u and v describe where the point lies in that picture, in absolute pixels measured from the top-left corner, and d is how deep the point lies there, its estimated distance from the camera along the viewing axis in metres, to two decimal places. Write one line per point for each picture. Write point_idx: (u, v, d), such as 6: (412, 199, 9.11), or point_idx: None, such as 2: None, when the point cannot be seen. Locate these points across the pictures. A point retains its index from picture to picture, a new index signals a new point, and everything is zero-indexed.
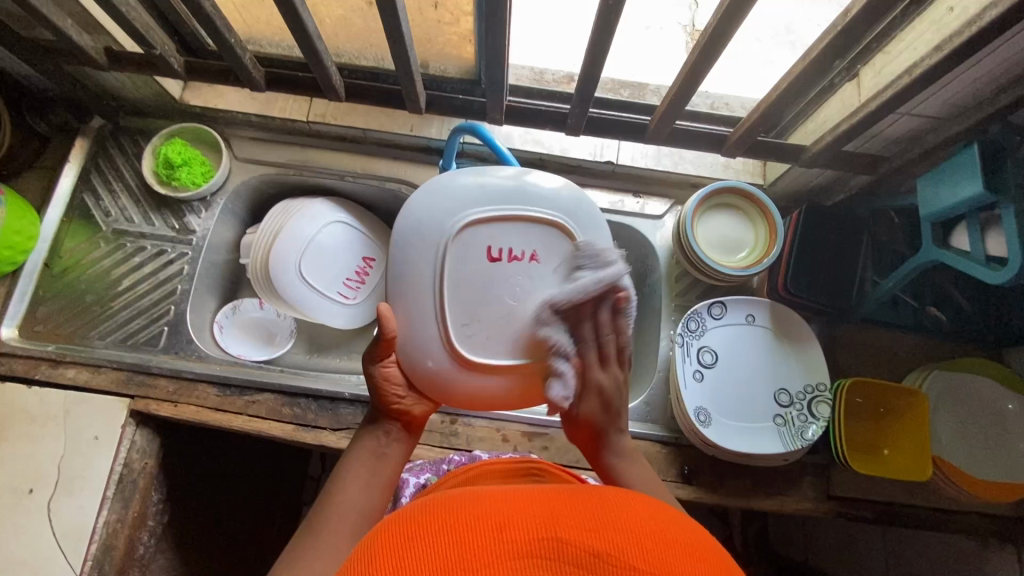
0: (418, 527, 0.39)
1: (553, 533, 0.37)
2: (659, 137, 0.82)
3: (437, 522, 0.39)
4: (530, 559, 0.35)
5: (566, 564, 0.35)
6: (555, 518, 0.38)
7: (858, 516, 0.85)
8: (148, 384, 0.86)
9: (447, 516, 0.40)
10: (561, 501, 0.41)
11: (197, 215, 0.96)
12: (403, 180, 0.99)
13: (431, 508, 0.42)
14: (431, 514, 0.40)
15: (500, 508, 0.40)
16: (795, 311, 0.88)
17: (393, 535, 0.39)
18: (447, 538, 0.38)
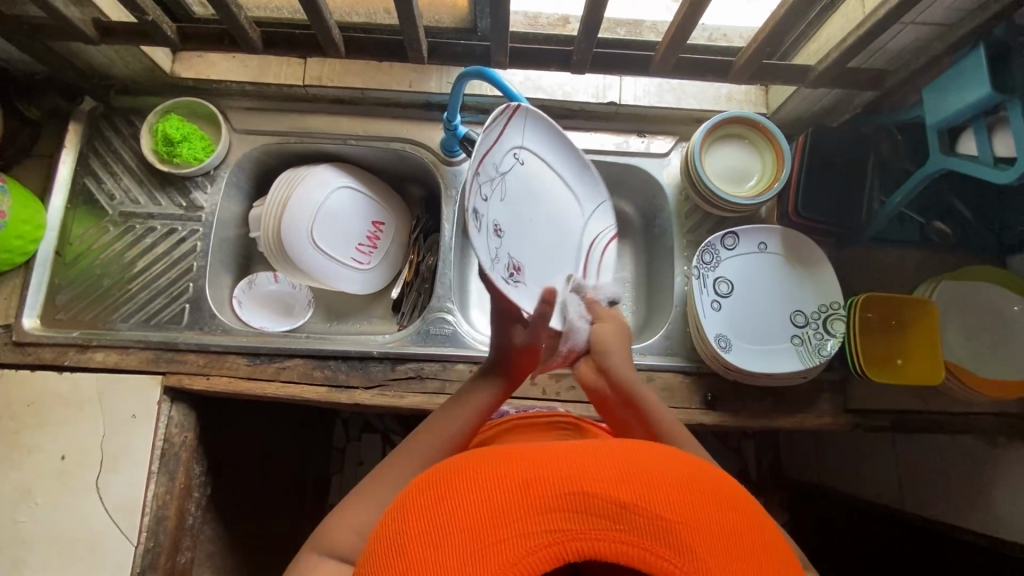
0: (447, 482, 0.41)
1: (579, 486, 0.38)
2: (665, 70, 0.80)
3: (467, 478, 0.40)
4: (559, 513, 0.37)
5: (592, 518, 0.37)
6: (579, 469, 0.40)
7: (875, 426, 0.89)
8: (178, 360, 0.87)
9: (475, 470, 0.41)
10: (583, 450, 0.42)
11: (202, 190, 0.96)
12: (406, 139, 0.98)
13: (459, 462, 0.43)
14: (453, 474, 0.42)
15: (528, 458, 0.41)
16: (807, 235, 0.90)
17: (421, 504, 0.40)
18: (478, 495, 0.39)
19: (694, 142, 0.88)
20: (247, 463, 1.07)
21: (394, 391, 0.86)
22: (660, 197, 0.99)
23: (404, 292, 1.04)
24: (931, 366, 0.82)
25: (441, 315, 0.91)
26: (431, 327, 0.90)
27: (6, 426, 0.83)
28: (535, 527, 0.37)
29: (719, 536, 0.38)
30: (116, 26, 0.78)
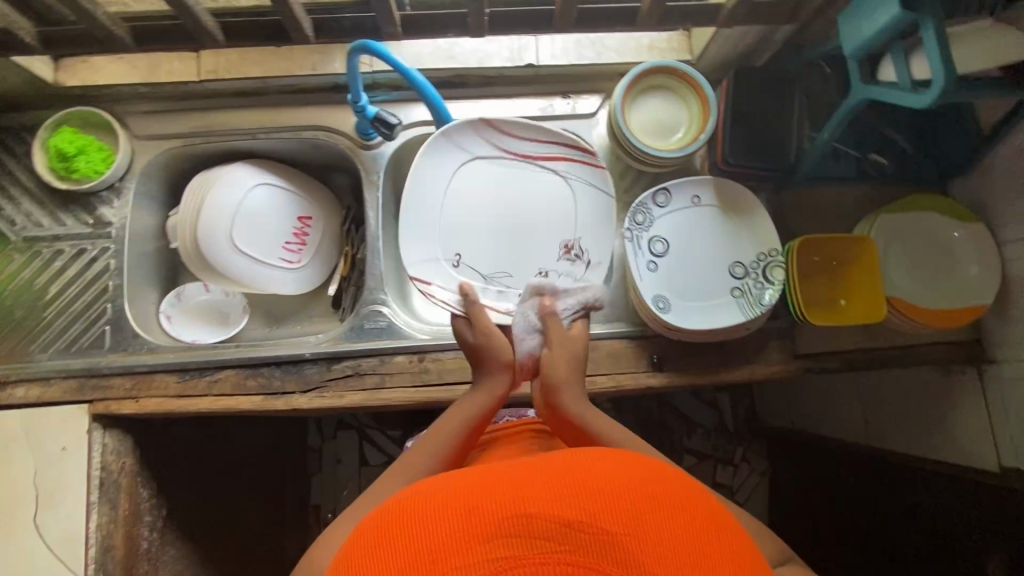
0: (388, 529, 0.40)
1: (522, 510, 0.38)
2: (570, 24, 0.74)
3: (408, 522, 0.40)
4: (504, 541, 0.37)
5: (540, 540, 0.37)
6: (522, 493, 0.40)
7: (828, 369, 0.88)
8: (104, 386, 0.83)
9: (415, 514, 0.40)
10: (524, 473, 0.43)
11: (109, 205, 0.90)
12: (318, 125, 0.93)
13: (400, 508, 0.42)
14: (393, 520, 0.41)
15: (471, 491, 0.41)
16: (741, 183, 0.87)
17: (364, 545, 0.40)
18: (419, 540, 0.38)
19: (615, 99, 0.84)
20: (205, 478, 1.04)
21: (333, 391, 0.83)
22: None
23: (342, 287, 1.00)
24: (873, 304, 0.80)
25: (376, 307, 0.88)
26: (364, 322, 0.87)
27: None
28: (479, 558, 0.36)
29: (665, 538, 0.39)
30: None
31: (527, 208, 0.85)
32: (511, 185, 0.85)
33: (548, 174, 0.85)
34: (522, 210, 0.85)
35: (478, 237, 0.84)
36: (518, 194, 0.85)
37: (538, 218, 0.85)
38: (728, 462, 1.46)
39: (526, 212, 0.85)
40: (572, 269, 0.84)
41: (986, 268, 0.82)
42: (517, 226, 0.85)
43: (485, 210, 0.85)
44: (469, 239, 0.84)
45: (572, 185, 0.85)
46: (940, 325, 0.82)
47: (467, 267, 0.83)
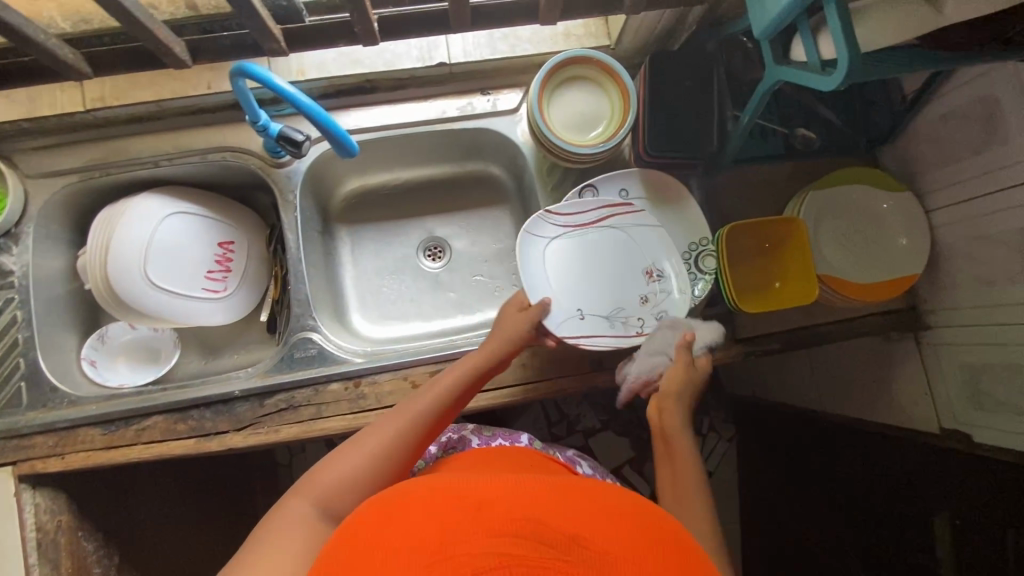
0: (395, 525, 0.42)
1: (528, 519, 0.40)
2: (466, 24, 0.69)
3: (415, 521, 0.42)
4: (507, 540, 0.38)
5: (544, 545, 0.38)
6: (527, 510, 0.42)
7: (768, 350, 0.88)
8: (25, 447, 0.79)
9: (423, 516, 0.42)
10: (528, 494, 0.45)
11: (8, 253, 0.84)
12: (224, 146, 0.87)
13: (405, 511, 0.44)
14: (399, 519, 0.43)
15: (477, 504, 0.43)
16: (667, 172, 0.85)
17: (375, 527, 0.43)
18: (427, 534, 0.40)
19: (531, 94, 0.81)
20: None
21: (267, 426, 0.81)
22: (519, 157, 0.92)
23: (274, 312, 0.97)
24: (805, 285, 0.80)
25: (305, 334, 0.85)
26: (295, 351, 0.84)
27: None
28: (482, 550, 0.38)
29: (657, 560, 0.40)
30: None
31: (614, 260, 0.82)
32: (597, 241, 0.82)
33: (625, 228, 0.82)
34: (609, 264, 0.81)
35: (594, 288, 0.80)
36: (605, 248, 0.81)
37: (621, 269, 0.81)
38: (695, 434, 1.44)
39: (612, 264, 0.81)
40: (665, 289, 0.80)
41: (914, 237, 0.83)
42: (610, 282, 0.81)
43: (570, 272, 0.80)
44: (568, 302, 0.79)
45: (637, 233, 0.82)
46: (876, 299, 0.82)
47: (593, 316, 0.79)
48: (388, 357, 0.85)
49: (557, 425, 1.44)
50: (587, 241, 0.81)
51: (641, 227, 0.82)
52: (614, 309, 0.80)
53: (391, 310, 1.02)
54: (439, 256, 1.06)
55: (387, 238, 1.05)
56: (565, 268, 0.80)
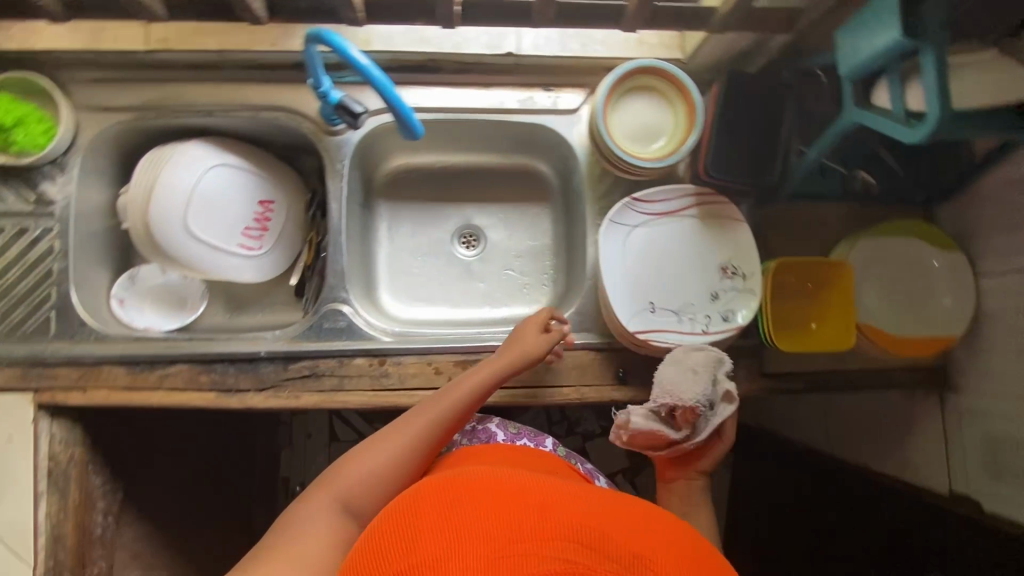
0: (479, 505, 0.48)
1: (597, 532, 0.47)
2: (550, 20, 0.68)
3: (498, 506, 0.48)
4: (578, 546, 0.44)
5: (609, 560, 0.44)
6: (596, 522, 0.48)
7: (791, 389, 0.87)
8: (50, 375, 0.80)
9: (505, 503, 0.48)
10: (592, 507, 0.51)
11: (53, 181, 0.84)
12: (279, 106, 0.86)
13: (487, 492, 0.50)
14: (481, 499, 0.49)
15: (551, 506, 0.49)
16: (724, 195, 0.83)
17: (457, 501, 0.49)
18: (510, 520, 0.46)
19: (597, 99, 0.79)
20: None
21: (287, 391, 0.81)
22: (571, 159, 0.91)
23: (305, 277, 0.97)
24: (844, 330, 0.79)
25: (336, 306, 0.85)
26: (324, 321, 0.84)
27: None
28: (556, 552, 0.43)
29: None
30: None
31: (686, 255, 0.82)
32: (673, 234, 0.82)
33: (704, 222, 0.82)
34: (681, 258, 0.82)
35: (666, 281, 0.81)
36: (680, 242, 0.82)
37: (692, 264, 0.82)
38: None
39: (684, 258, 0.82)
40: (737, 288, 0.81)
41: (960, 300, 0.82)
42: (681, 275, 0.81)
43: (645, 261, 0.81)
44: (640, 291, 0.80)
45: (713, 230, 0.82)
46: (912, 354, 0.81)
47: (664, 309, 0.80)
48: (415, 340, 0.85)
49: (557, 424, 1.45)
50: (665, 233, 0.82)
51: (716, 225, 0.82)
52: (676, 310, 0.80)
53: (420, 292, 1.03)
54: (474, 244, 1.05)
55: (426, 219, 1.05)
56: (640, 259, 0.81)
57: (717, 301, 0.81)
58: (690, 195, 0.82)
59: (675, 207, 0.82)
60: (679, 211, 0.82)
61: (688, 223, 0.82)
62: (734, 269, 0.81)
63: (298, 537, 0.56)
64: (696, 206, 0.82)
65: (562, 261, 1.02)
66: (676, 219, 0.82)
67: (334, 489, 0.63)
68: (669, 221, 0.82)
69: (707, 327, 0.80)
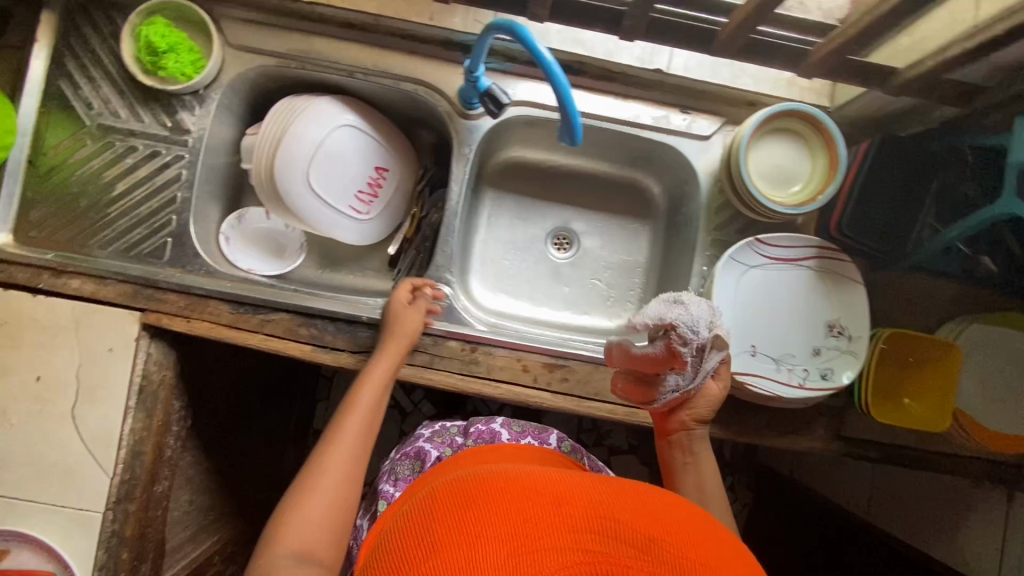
0: (480, 507, 0.47)
1: (608, 519, 0.46)
2: (730, 51, 0.67)
3: (498, 507, 0.46)
4: (588, 536, 0.43)
5: (624, 545, 0.43)
6: (602, 509, 0.47)
7: (865, 456, 0.87)
8: (158, 299, 0.82)
9: (502, 503, 0.47)
10: (597, 493, 0.50)
11: (191, 112, 0.86)
12: (420, 80, 0.86)
13: (483, 495, 0.48)
14: (479, 501, 0.47)
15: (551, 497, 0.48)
16: (848, 253, 0.82)
17: (457, 508, 0.48)
18: (511, 517, 0.45)
19: (744, 133, 0.78)
20: (229, 396, 1.06)
21: None
22: (691, 184, 0.91)
23: (403, 248, 0.99)
24: (940, 412, 0.79)
25: (438, 286, 0.87)
26: (425, 299, 0.86)
27: None
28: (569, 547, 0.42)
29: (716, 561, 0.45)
30: None
31: (795, 306, 0.82)
32: (786, 282, 0.82)
33: (819, 276, 0.81)
34: (790, 308, 0.82)
35: (770, 328, 0.81)
36: (791, 292, 0.82)
37: (799, 316, 0.81)
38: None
39: (793, 308, 0.82)
40: (841, 348, 0.80)
41: None
42: (786, 325, 0.81)
43: (753, 304, 0.81)
44: (743, 333, 0.81)
45: (828, 286, 0.81)
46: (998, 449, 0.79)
47: (764, 355, 0.80)
48: (508, 334, 0.86)
49: (587, 432, 1.46)
50: (777, 281, 0.81)
51: (830, 280, 0.81)
52: (775, 358, 0.81)
53: (506, 283, 1.03)
54: (567, 247, 1.05)
55: (524, 213, 1.05)
56: (750, 301, 0.81)
57: (818, 358, 0.80)
58: (813, 248, 0.81)
59: (795, 256, 0.81)
60: (798, 262, 0.81)
61: (803, 275, 0.81)
62: (842, 330, 0.80)
63: (282, 560, 0.54)
64: (815, 259, 0.81)
65: (652, 281, 1.02)
66: (793, 269, 0.81)
67: (315, 481, 0.61)
68: (785, 269, 0.81)
69: (805, 380, 0.79)
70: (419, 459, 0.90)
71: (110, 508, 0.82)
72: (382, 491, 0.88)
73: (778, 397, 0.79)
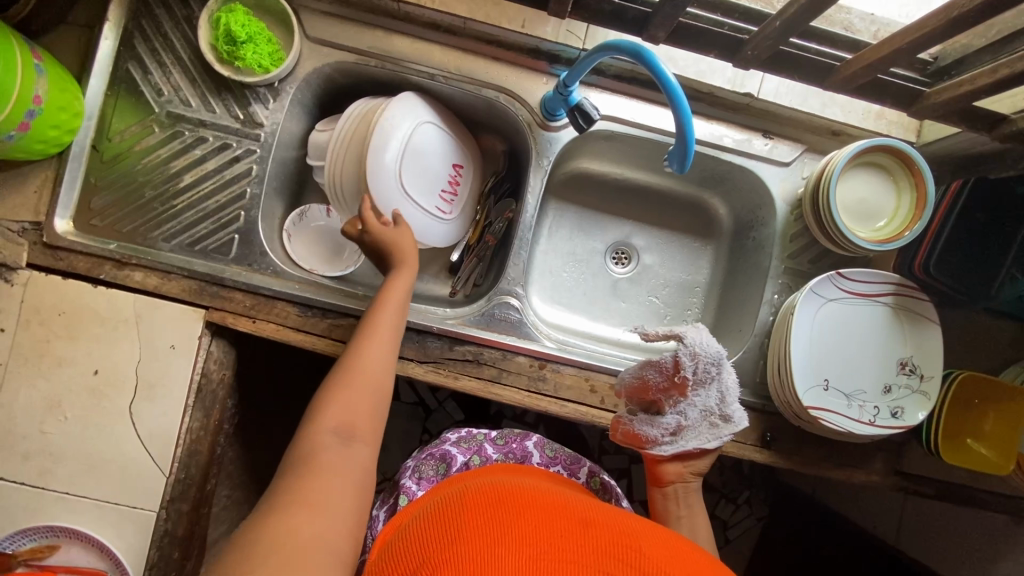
0: (499, 531, 0.53)
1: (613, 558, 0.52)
2: (844, 86, 0.66)
3: (514, 531, 0.53)
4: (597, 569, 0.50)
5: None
6: (610, 547, 0.53)
7: (920, 492, 0.88)
8: (223, 297, 0.80)
9: (517, 527, 0.54)
10: (607, 531, 0.57)
11: (264, 105, 0.83)
12: (502, 87, 0.84)
13: (501, 518, 0.55)
14: (496, 526, 0.54)
15: (563, 531, 0.55)
16: (923, 292, 0.82)
17: (474, 527, 0.54)
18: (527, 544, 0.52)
19: (836, 164, 0.78)
20: (270, 392, 1.04)
21: (448, 370, 0.81)
22: (765, 210, 0.90)
23: (465, 257, 0.94)
24: (1003, 456, 0.80)
25: (507, 299, 0.86)
26: (495, 310, 0.85)
27: (35, 331, 0.78)
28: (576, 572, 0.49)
29: None
30: None
31: (868, 340, 0.81)
32: (862, 318, 0.81)
33: (894, 315, 0.81)
34: (863, 344, 0.81)
35: (844, 362, 0.81)
36: (867, 328, 0.81)
37: (872, 352, 0.81)
38: (731, 499, 1.38)
39: (867, 343, 0.82)
40: (912, 388, 0.80)
41: None
42: (859, 360, 0.81)
43: (828, 337, 0.81)
44: (817, 367, 0.80)
45: (902, 325, 0.81)
46: None
47: (837, 390, 0.80)
48: (576, 352, 0.85)
49: None
50: (853, 316, 0.81)
51: (905, 320, 0.81)
52: (848, 392, 0.80)
53: (564, 296, 1.01)
54: (626, 262, 1.03)
55: (584, 226, 1.03)
56: (825, 334, 0.81)
57: (889, 395, 0.80)
58: (892, 287, 0.81)
59: (874, 292, 0.81)
60: (876, 298, 0.81)
61: (880, 312, 0.81)
62: (914, 369, 0.81)
63: (323, 438, 0.56)
64: (891, 298, 0.81)
65: (711, 301, 1.01)
66: (870, 305, 0.81)
67: (343, 384, 0.61)
68: (862, 304, 0.81)
69: (875, 417, 0.80)
70: (445, 462, 0.80)
71: (164, 507, 0.79)
72: (401, 487, 0.78)
73: (849, 433, 0.79)
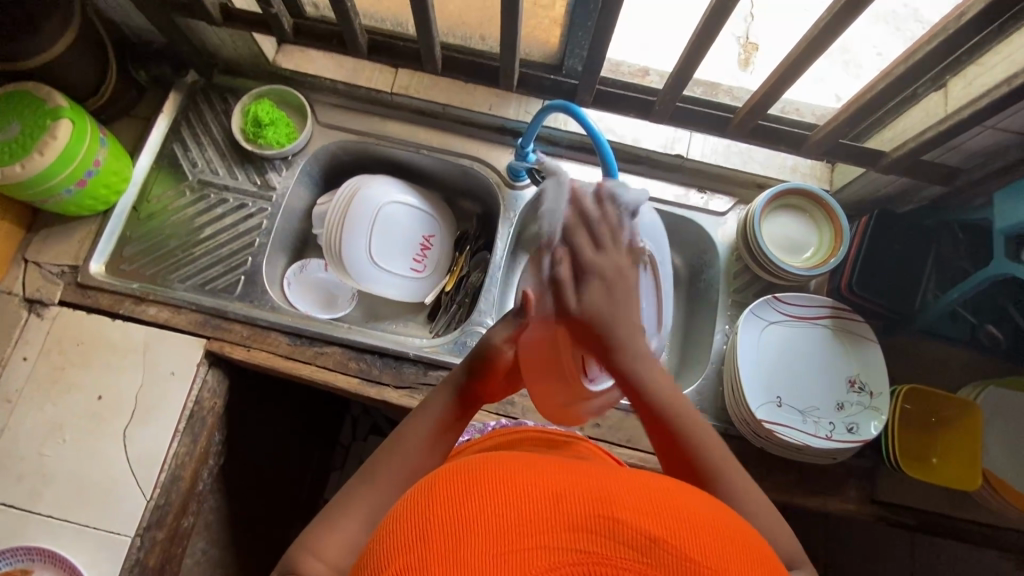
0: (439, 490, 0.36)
1: (607, 510, 0.33)
2: (740, 132, 0.88)
3: (457, 489, 0.35)
4: (580, 533, 0.32)
5: (621, 545, 0.32)
6: (608, 495, 0.35)
7: (901, 522, 0.86)
8: (224, 328, 0.90)
9: (463, 479, 0.36)
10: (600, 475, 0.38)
11: (278, 173, 1.00)
12: (476, 157, 1.02)
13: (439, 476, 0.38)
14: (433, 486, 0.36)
15: (532, 478, 0.36)
16: (857, 313, 0.90)
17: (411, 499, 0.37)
18: (484, 505, 0.34)
19: (756, 204, 0.91)
20: (257, 440, 1.08)
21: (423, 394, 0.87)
22: (709, 253, 1.00)
23: (441, 301, 1.05)
24: (967, 470, 0.81)
25: (477, 329, 0.94)
26: (467, 340, 0.93)
27: (53, 362, 0.87)
28: (549, 542, 0.32)
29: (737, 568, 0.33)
30: (241, 14, 0.88)
31: (812, 357, 0.88)
32: (802, 338, 0.88)
33: (833, 333, 0.88)
34: (809, 366, 0.87)
35: (793, 380, 0.86)
36: (811, 347, 0.88)
37: (819, 372, 0.87)
38: None
39: (815, 363, 0.87)
40: (862, 404, 0.84)
41: None
42: (807, 378, 0.86)
43: (775, 354, 0.87)
44: (768, 384, 0.86)
45: (843, 343, 0.87)
46: None
47: (790, 407, 0.84)
48: None
49: None
50: (795, 336, 0.88)
51: (845, 338, 0.88)
52: (802, 408, 0.84)
53: None
54: None
55: None
56: (772, 353, 0.87)
57: (841, 411, 0.84)
58: (827, 309, 0.88)
59: (812, 313, 0.88)
60: (815, 319, 0.88)
61: (819, 332, 0.88)
62: (863, 386, 0.85)
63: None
64: (827, 318, 0.88)
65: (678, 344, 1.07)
66: (810, 325, 0.88)
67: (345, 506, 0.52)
68: (801, 324, 0.88)
69: (831, 431, 0.82)
70: None
71: (140, 533, 0.81)
72: None
73: (807, 448, 0.82)
